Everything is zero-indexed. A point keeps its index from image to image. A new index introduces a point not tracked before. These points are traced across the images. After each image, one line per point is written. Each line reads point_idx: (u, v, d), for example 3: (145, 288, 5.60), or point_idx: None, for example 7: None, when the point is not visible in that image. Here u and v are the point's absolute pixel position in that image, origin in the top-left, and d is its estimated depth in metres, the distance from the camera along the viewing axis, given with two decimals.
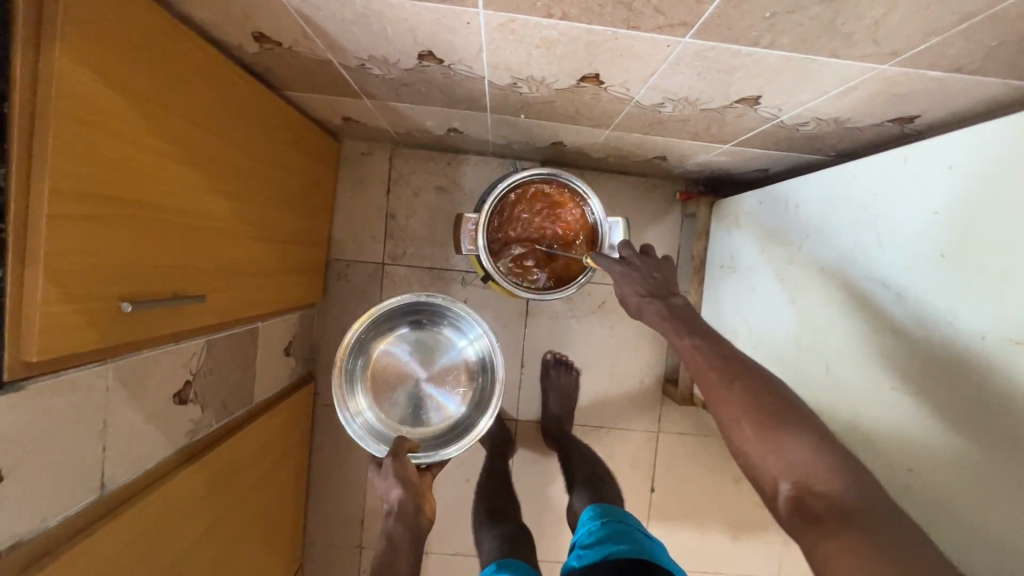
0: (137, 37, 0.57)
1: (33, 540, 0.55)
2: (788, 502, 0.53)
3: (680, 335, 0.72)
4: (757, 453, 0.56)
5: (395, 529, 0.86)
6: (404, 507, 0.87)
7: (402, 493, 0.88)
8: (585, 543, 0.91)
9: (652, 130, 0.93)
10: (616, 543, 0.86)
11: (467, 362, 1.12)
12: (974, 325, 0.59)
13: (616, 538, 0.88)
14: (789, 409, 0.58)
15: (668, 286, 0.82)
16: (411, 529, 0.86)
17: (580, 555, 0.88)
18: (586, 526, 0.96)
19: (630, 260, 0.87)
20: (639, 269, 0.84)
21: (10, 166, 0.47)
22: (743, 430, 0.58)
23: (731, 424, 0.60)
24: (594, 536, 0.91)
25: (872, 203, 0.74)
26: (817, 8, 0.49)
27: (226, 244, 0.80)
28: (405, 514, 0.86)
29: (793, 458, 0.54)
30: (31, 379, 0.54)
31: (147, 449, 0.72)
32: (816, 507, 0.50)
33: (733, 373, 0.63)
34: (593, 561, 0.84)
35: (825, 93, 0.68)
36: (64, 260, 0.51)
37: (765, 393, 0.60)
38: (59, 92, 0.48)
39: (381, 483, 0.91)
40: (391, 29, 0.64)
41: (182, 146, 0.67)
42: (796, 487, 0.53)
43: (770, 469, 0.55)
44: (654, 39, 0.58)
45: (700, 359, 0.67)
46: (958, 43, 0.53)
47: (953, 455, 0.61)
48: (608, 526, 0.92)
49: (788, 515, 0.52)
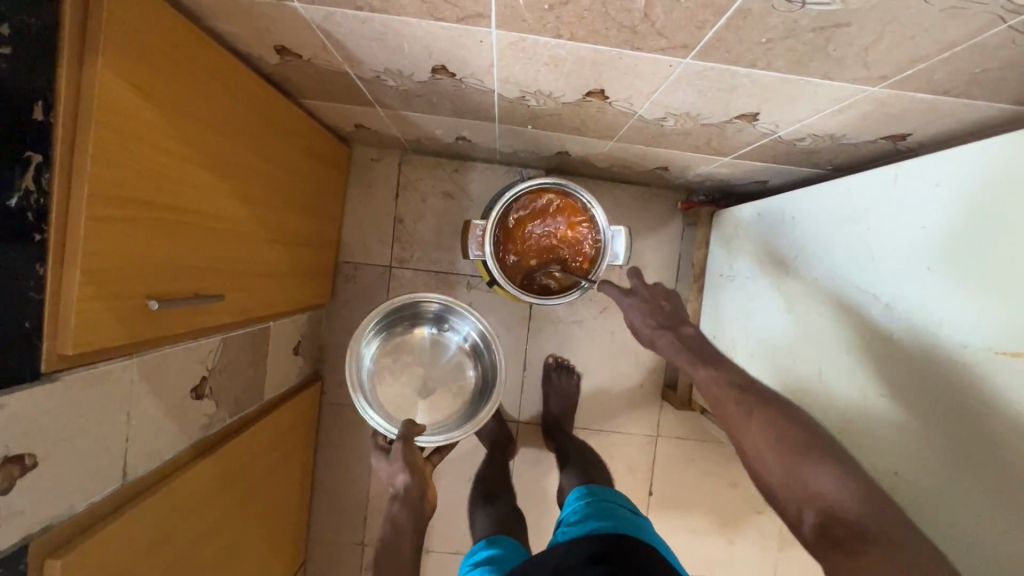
0: (170, 51, 0.60)
1: (62, 526, 0.58)
2: (813, 529, 0.52)
3: (696, 366, 0.75)
4: (780, 479, 0.57)
5: (399, 513, 0.90)
6: (410, 492, 0.91)
7: (408, 478, 0.91)
8: (570, 521, 0.94)
9: (655, 142, 0.96)
10: (598, 520, 0.89)
11: (465, 354, 1.16)
12: (959, 336, 0.62)
13: (597, 515, 0.91)
14: (811, 439, 0.58)
15: (678, 316, 0.89)
16: (413, 513, 0.90)
17: (565, 532, 0.91)
18: (571, 507, 1.00)
19: (637, 291, 0.95)
20: (646, 300, 0.93)
21: (54, 170, 0.51)
22: (765, 459, 0.59)
23: (754, 454, 0.60)
24: (578, 514, 0.94)
25: (864, 217, 0.77)
26: (809, 35, 0.53)
27: (244, 246, 0.84)
28: (410, 498, 0.90)
29: (815, 486, 0.54)
30: (65, 371, 0.57)
31: (166, 442, 0.75)
32: (840, 533, 0.50)
33: (749, 401, 0.65)
34: (578, 534, 0.86)
35: (820, 111, 0.71)
36: (99, 260, 0.55)
37: (785, 422, 0.60)
38: (100, 103, 0.52)
39: (386, 468, 0.95)
40: (407, 46, 0.67)
41: (207, 152, 0.70)
42: (819, 516, 0.52)
43: (792, 495, 0.55)
44: (657, 60, 0.61)
45: (717, 388, 0.69)
46: (943, 69, 0.56)
47: (940, 459, 0.64)
48: (593, 505, 0.95)
49: (815, 541, 0.51)
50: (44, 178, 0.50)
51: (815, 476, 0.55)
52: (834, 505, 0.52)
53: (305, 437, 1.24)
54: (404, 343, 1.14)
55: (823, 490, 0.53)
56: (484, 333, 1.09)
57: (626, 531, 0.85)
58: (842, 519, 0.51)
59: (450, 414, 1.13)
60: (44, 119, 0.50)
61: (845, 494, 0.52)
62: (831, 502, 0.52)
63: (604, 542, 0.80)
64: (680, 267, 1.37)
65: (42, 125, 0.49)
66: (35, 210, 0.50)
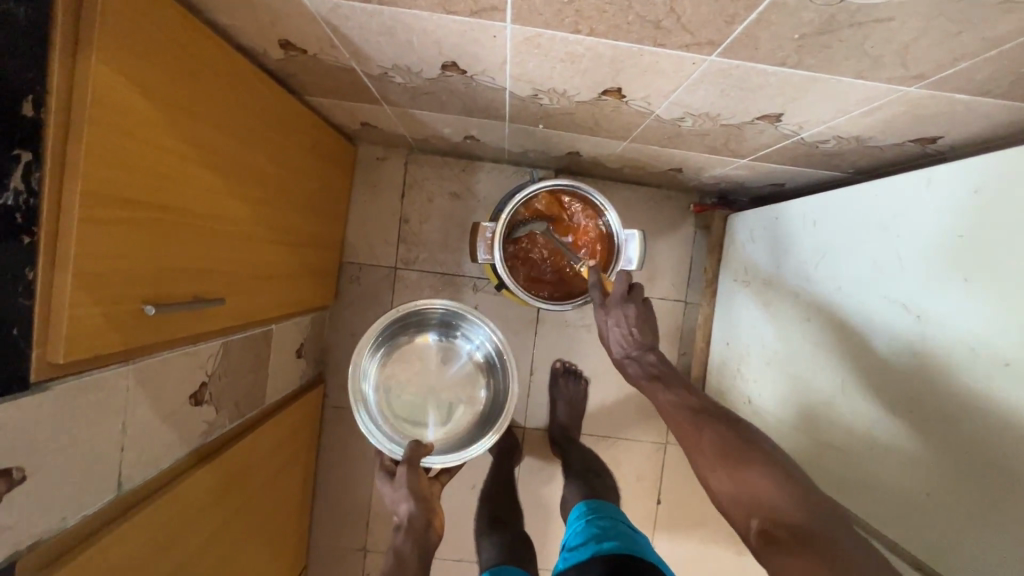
0: (168, 44, 0.57)
1: (53, 540, 0.56)
2: (757, 536, 0.58)
3: (663, 396, 0.82)
4: (730, 490, 0.64)
5: (404, 546, 0.87)
6: (414, 522, 0.88)
7: (413, 508, 0.89)
8: (572, 545, 0.91)
9: (671, 142, 0.93)
10: (604, 542, 0.85)
11: (476, 366, 1.13)
12: (997, 352, 0.58)
13: (602, 537, 0.88)
14: (751, 452, 0.65)
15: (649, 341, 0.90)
16: (420, 545, 0.88)
17: (568, 557, 0.88)
18: (574, 526, 0.97)
19: (608, 306, 0.91)
20: (618, 321, 0.90)
21: (44, 169, 0.48)
22: (715, 471, 0.66)
23: (707, 469, 0.68)
24: (580, 537, 0.91)
25: (893, 224, 0.74)
26: (846, 31, 0.49)
27: (246, 248, 0.81)
28: (415, 529, 0.88)
29: (756, 491, 0.61)
30: (55, 380, 0.54)
31: (163, 450, 0.72)
32: (778, 532, 0.56)
33: (704, 424, 0.73)
34: (583, 559, 0.83)
35: (848, 113, 0.68)
36: (92, 263, 0.52)
37: (731, 437, 0.68)
38: (95, 98, 0.49)
39: (390, 494, 0.92)
40: (416, 41, 0.64)
41: (208, 151, 0.67)
42: (760, 521, 0.58)
43: (739, 505, 0.62)
44: (681, 57, 0.58)
45: (678, 416, 0.77)
46: (988, 68, 0.53)
47: (977, 480, 0.61)
48: (595, 525, 0.93)
49: (758, 544, 0.57)
50: (33, 177, 0.47)
51: (755, 482, 0.62)
52: (773, 510, 0.58)
53: (308, 441, 1.22)
54: (409, 351, 1.11)
55: (762, 495, 0.60)
56: (497, 344, 1.07)
57: (633, 550, 0.83)
58: (780, 522, 0.57)
59: (457, 427, 1.10)
60: (33, 115, 0.47)
61: (782, 499, 0.59)
62: (771, 509, 0.58)
63: (612, 569, 0.77)
64: (692, 271, 1.34)
65: (30, 122, 0.47)
66: (25, 211, 0.47)
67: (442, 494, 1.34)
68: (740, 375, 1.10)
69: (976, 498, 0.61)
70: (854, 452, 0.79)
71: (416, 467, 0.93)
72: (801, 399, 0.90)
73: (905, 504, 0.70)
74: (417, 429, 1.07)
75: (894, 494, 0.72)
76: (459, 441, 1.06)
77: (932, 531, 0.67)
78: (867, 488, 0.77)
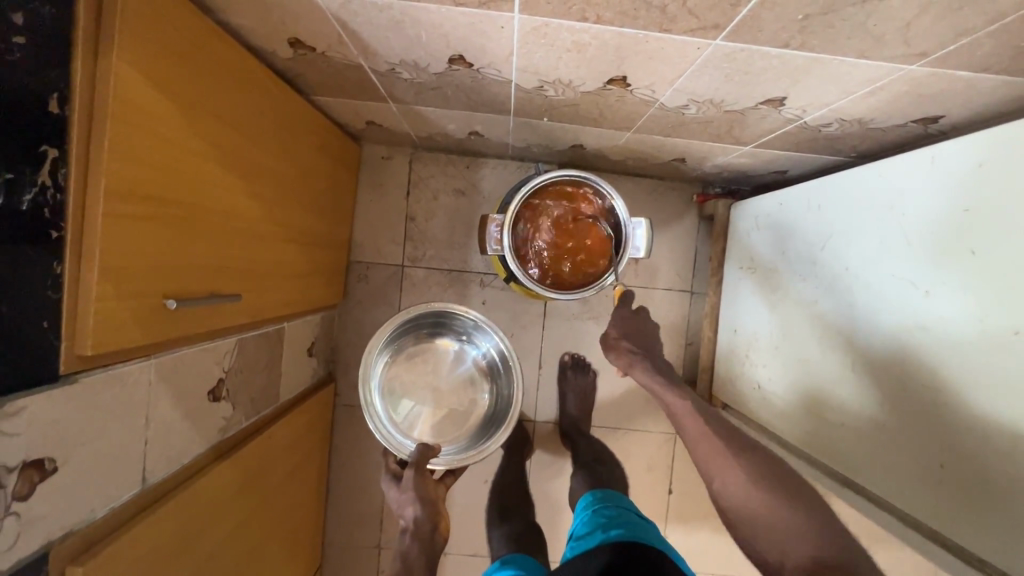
0: (186, 43, 0.59)
1: (83, 532, 0.57)
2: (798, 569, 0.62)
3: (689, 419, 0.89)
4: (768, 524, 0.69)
5: (410, 548, 0.87)
6: (420, 526, 0.88)
7: (419, 512, 0.88)
8: (579, 534, 0.92)
9: (675, 131, 0.94)
10: (612, 530, 0.86)
11: (483, 371, 1.13)
12: (1008, 323, 0.59)
13: (610, 525, 0.88)
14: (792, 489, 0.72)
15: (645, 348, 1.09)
16: (424, 547, 0.87)
17: (576, 545, 0.89)
18: (580, 516, 0.98)
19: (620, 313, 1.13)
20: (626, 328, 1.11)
21: (70, 166, 0.49)
22: (751, 499, 0.72)
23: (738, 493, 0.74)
24: (587, 526, 0.92)
25: (898, 203, 0.75)
26: (850, 10, 0.51)
27: (261, 244, 0.82)
28: (421, 533, 0.88)
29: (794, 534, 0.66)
30: (83, 373, 0.55)
31: (184, 444, 0.73)
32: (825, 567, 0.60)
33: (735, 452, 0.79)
34: (590, 546, 0.84)
35: (852, 94, 0.69)
36: (116, 257, 0.53)
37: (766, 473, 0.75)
38: (116, 94, 0.50)
39: (396, 497, 0.91)
40: (425, 34, 0.65)
41: (224, 149, 0.68)
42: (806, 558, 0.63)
43: (772, 544, 0.67)
44: (686, 41, 0.59)
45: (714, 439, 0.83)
46: (988, 43, 0.54)
47: (996, 451, 0.61)
48: (600, 514, 0.94)
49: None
50: (60, 173, 0.49)
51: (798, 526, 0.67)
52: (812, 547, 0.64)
53: (321, 440, 1.23)
54: (419, 351, 1.12)
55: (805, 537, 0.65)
56: (503, 351, 1.07)
57: (643, 539, 0.83)
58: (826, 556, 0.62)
59: (459, 431, 1.10)
60: (59, 113, 0.48)
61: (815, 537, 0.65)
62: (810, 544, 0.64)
63: (620, 553, 0.78)
64: (697, 261, 1.36)
65: (57, 119, 0.48)
66: (52, 206, 0.48)
67: (454, 489, 1.35)
68: (749, 361, 1.11)
69: (984, 466, 0.62)
70: (868, 429, 0.79)
71: (423, 470, 0.93)
72: (809, 383, 0.91)
73: (920, 479, 0.71)
74: (418, 431, 1.08)
75: (902, 467, 0.73)
76: (461, 444, 1.06)
77: (940, 504, 0.68)
78: (873, 463, 0.78)
